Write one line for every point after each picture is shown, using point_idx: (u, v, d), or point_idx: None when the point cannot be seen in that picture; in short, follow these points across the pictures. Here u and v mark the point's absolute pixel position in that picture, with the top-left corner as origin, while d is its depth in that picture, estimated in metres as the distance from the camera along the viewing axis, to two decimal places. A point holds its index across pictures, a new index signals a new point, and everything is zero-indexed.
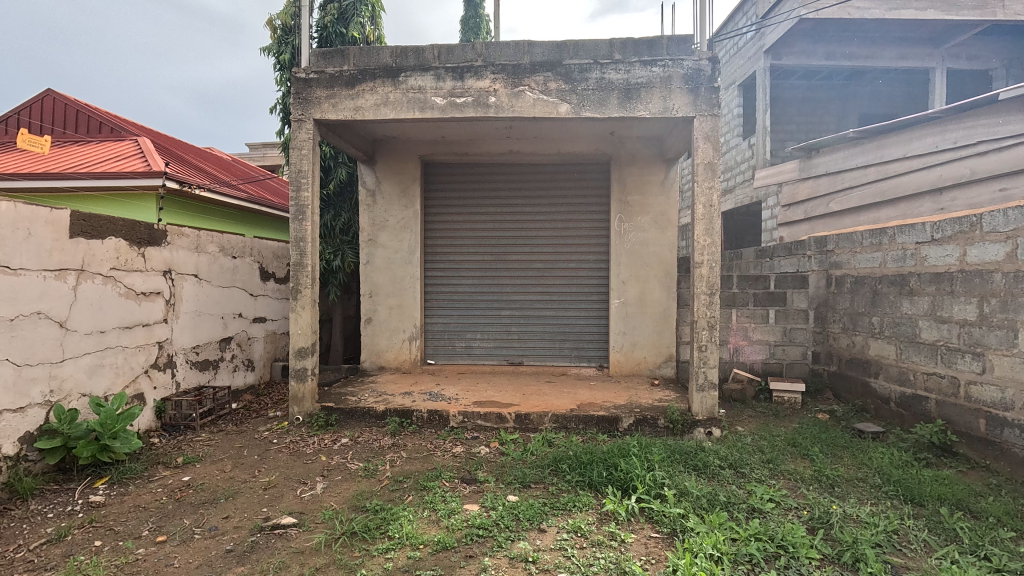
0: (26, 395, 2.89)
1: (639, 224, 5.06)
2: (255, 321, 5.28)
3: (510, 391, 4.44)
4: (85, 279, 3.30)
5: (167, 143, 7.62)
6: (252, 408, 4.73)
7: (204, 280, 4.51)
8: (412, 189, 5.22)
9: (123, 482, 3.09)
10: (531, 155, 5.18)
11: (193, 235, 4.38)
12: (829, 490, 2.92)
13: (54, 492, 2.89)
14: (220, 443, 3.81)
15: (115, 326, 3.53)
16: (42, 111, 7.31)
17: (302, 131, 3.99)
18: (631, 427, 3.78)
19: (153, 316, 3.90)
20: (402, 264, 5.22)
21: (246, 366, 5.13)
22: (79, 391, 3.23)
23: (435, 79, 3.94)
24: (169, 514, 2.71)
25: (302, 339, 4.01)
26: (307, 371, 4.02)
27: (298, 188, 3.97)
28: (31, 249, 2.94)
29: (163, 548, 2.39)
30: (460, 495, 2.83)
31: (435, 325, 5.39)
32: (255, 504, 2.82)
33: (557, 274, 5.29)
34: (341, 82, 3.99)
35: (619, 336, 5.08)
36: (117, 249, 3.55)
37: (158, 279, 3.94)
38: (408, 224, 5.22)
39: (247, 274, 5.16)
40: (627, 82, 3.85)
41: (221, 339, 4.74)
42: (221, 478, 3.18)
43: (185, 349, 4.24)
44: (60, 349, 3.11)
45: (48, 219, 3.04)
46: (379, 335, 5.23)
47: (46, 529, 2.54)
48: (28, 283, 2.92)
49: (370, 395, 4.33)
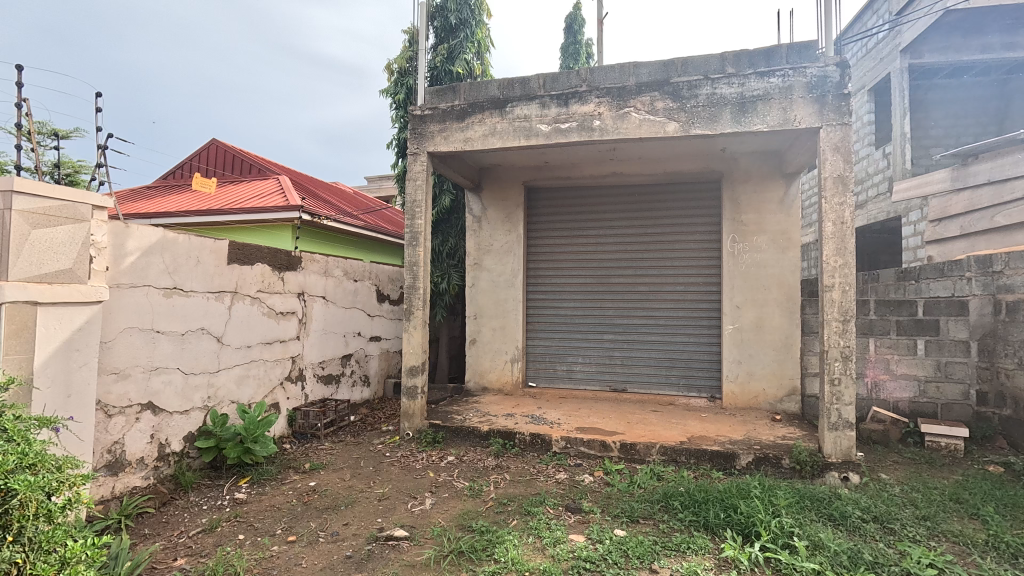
0: (191, 399, 3.37)
1: (755, 244, 4.72)
2: (371, 339, 5.69)
3: (615, 419, 4.28)
4: (238, 299, 3.79)
5: (302, 180, 8.61)
6: (367, 421, 5.06)
7: (330, 302, 4.97)
8: (516, 214, 5.36)
9: (262, 482, 3.45)
10: (634, 176, 5.08)
11: (323, 261, 4.86)
12: (1012, 562, 2.41)
13: (208, 487, 3.31)
14: (341, 452, 4.12)
15: (259, 341, 4.00)
16: (208, 157, 8.67)
17: (417, 163, 4.30)
18: (750, 465, 3.45)
19: (289, 333, 4.35)
20: (505, 287, 5.34)
21: (363, 382, 5.52)
22: (230, 399, 3.70)
23: (541, 107, 4.04)
24: (298, 516, 2.96)
25: (413, 357, 4.24)
26: (418, 389, 4.23)
27: (413, 216, 4.26)
28: (200, 274, 3.46)
29: (293, 548, 2.61)
30: (565, 524, 2.76)
31: (536, 348, 5.41)
32: (371, 514, 2.99)
33: (664, 297, 5.08)
34: (453, 117, 4.24)
35: (733, 365, 4.73)
36: (263, 274, 4.04)
37: (293, 300, 4.42)
38: (511, 248, 5.35)
39: (366, 295, 5.61)
40: (741, 95, 3.66)
41: (342, 355, 5.15)
42: (342, 486, 3.42)
43: (313, 364, 4.68)
44: (216, 361, 3.59)
45: (213, 248, 3.56)
46: (483, 355, 5.37)
47: (201, 520, 2.90)
48: (196, 303, 3.44)
49: (474, 415, 4.44)
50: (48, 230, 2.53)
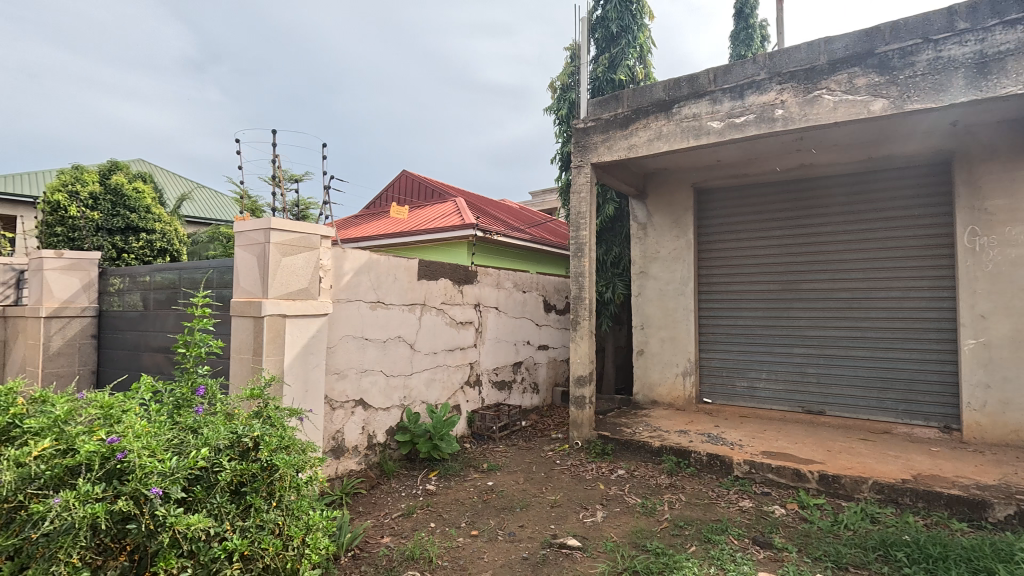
0: (391, 398, 3.91)
1: (1008, 237, 3.73)
2: (539, 348, 5.90)
3: (812, 446, 3.74)
4: (426, 311, 4.28)
5: (475, 200, 9.40)
6: (538, 427, 5.25)
7: (502, 312, 5.30)
8: (685, 219, 5.07)
9: (448, 477, 3.81)
10: (828, 167, 4.43)
11: (495, 274, 5.21)
12: None
13: (406, 476, 3.78)
14: (514, 456, 4.34)
15: (443, 348, 4.45)
16: (400, 187, 10.01)
17: (581, 175, 4.36)
18: (1011, 519, 2.70)
19: (467, 341, 4.76)
20: (675, 296, 5.08)
21: (533, 389, 5.75)
22: (421, 399, 4.19)
23: (711, 104, 3.79)
24: (479, 512, 3.20)
25: (581, 367, 4.28)
26: (586, 400, 4.25)
27: (578, 228, 4.33)
28: (397, 289, 4.01)
29: (476, 541, 2.82)
30: (752, 559, 2.50)
31: (711, 361, 5.02)
32: (544, 519, 3.08)
33: (872, 305, 4.31)
34: (616, 125, 4.22)
35: (977, 389, 3.79)
36: (446, 287, 4.50)
37: (471, 311, 4.82)
38: (680, 255, 5.08)
39: (534, 306, 5.84)
40: (979, 54, 2.95)
41: (514, 363, 5.44)
42: (517, 489, 3.59)
43: (488, 370, 5.04)
44: (410, 365, 4.10)
45: (406, 266, 4.09)
46: (651, 367, 5.18)
47: (401, 505, 3.32)
48: (394, 314, 3.98)
49: (645, 429, 4.30)
50: (293, 257, 3.19)
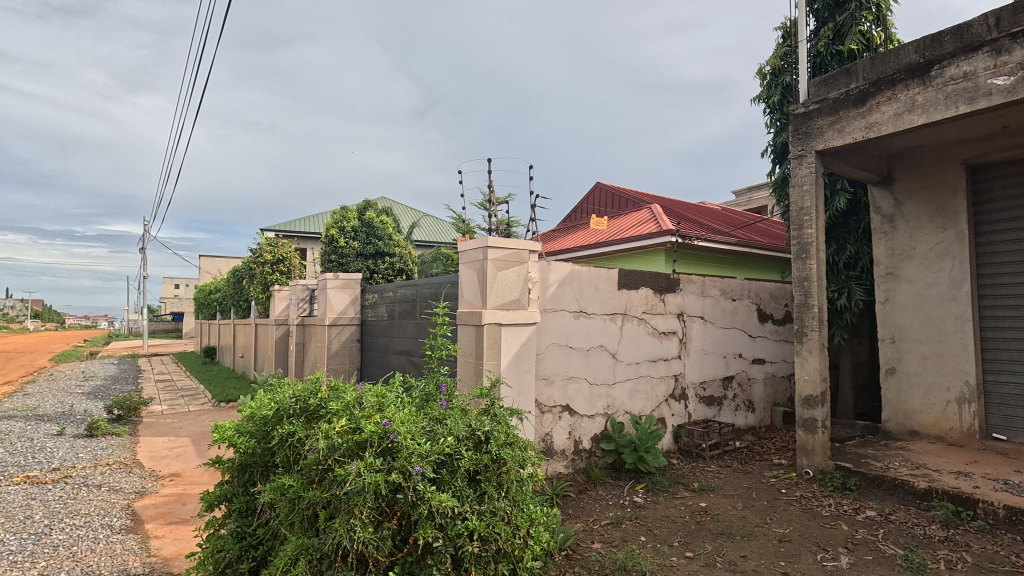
0: (595, 406, 4.03)
1: None
2: (754, 362, 5.33)
3: None
4: (628, 320, 4.28)
5: (672, 205, 9.06)
6: (755, 450, 4.73)
7: (708, 321, 4.95)
8: (953, 206, 4.05)
9: (656, 491, 3.70)
10: None
11: (700, 281, 4.89)
12: None
13: (612, 484, 3.81)
14: (729, 478, 3.98)
15: (646, 359, 4.38)
16: (595, 199, 10.24)
17: (802, 167, 3.84)
18: None
19: (671, 352, 4.57)
20: (942, 303, 4.07)
21: (747, 407, 5.23)
22: (624, 409, 4.20)
23: (993, 56, 2.97)
24: (693, 534, 3.02)
25: (810, 386, 3.74)
26: (817, 423, 3.69)
27: (801, 227, 3.82)
28: (598, 299, 4.10)
29: (691, 564, 2.67)
30: None
31: (1004, 387, 3.86)
32: (771, 553, 2.76)
33: None
34: (849, 104, 3.62)
35: None
36: (648, 297, 4.42)
37: (674, 320, 4.63)
38: (947, 251, 4.07)
39: (746, 316, 5.31)
40: None
41: (724, 377, 5.03)
42: (736, 515, 3.28)
43: (694, 384, 4.75)
44: (613, 374, 4.16)
45: (607, 277, 4.15)
46: (908, 390, 4.23)
47: (609, 513, 3.33)
48: (596, 324, 4.08)
49: (903, 465, 3.53)
50: (506, 271, 3.55)
